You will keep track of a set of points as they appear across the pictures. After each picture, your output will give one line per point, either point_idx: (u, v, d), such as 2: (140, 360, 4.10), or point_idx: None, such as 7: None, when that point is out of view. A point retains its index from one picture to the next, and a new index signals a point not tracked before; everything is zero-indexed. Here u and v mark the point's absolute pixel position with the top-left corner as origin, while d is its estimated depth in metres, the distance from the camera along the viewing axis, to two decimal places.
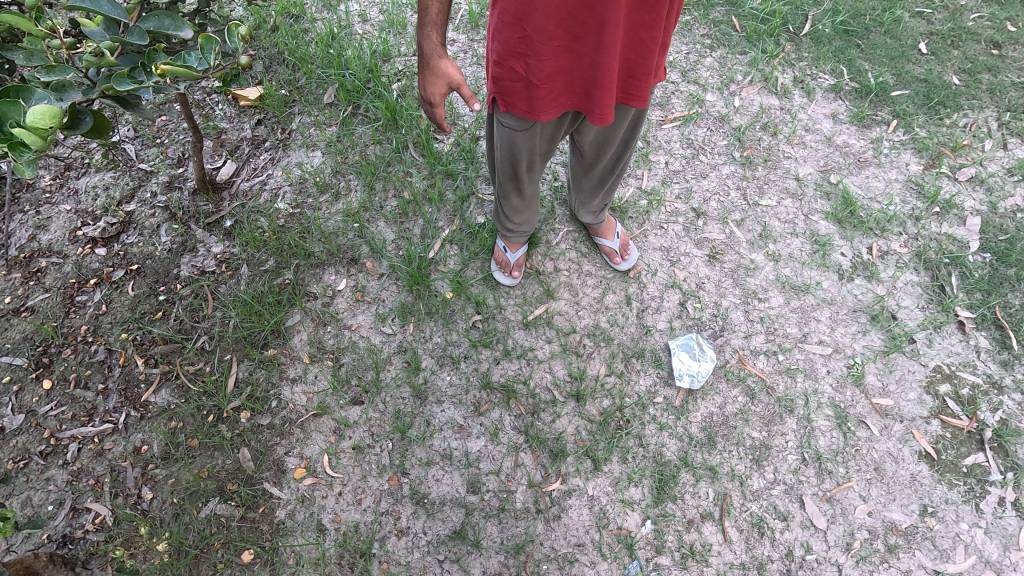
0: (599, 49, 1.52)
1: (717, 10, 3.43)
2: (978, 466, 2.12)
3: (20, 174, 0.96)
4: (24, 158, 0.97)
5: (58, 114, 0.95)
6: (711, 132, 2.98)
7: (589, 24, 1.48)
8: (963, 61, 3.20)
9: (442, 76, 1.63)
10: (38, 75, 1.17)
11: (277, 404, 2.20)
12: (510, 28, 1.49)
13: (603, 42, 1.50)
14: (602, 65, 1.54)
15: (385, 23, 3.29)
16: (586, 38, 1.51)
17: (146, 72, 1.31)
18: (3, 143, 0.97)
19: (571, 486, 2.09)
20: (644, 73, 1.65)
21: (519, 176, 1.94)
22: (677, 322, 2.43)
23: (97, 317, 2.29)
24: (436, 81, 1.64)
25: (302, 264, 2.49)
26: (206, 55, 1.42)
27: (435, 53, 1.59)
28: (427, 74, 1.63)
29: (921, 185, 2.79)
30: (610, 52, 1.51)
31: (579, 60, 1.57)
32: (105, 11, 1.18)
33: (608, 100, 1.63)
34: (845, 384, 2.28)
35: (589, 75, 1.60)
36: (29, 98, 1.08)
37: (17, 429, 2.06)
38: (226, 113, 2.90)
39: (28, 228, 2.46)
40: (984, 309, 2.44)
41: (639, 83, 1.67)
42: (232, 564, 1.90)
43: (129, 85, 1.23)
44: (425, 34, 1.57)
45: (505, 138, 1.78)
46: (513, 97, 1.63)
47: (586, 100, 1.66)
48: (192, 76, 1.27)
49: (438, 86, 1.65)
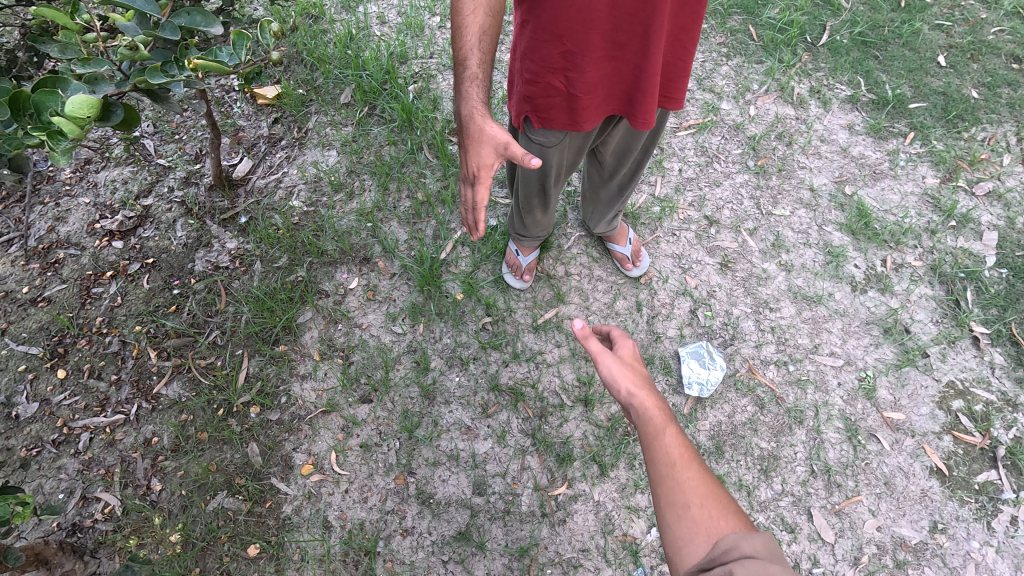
0: (643, 55, 1.55)
1: (734, 18, 3.42)
2: (990, 484, 2.10)
3: (55, 163, 0.96)
4: (59, 147, 0.97)
5: (95, 105, 0.99)
6: (725, 140, 2.98)
7: (631, 32, 1.51)
8: (982, 75, 3.17)
9: (489, 138, 1.49)
10: (73, 67, 1.18)
11: (287, 400, 2.21)
12: (548, 46, 1.51)
13: (648, 47, 1.53)
14: (647, 70, 1.57)
15: (402, 25, 3.31)
16: (628, 45, 1.54)
17: (178, 65, 1.32)
18: (42, 133, 0.98)
19: (577, 491, 2.09)
20: (683, 74, 1.68)
21: (546, 190, 1.95)
22: (687, 330, 2.42)
23: (112, 309, 2.32)
24: (483, 146, 1.49)
25: (315, 262, 2.51)
26: (237, 50, 1.41)
27: (479, 114, 1.50)
28: (472, 139, 1.51)
29: (937, 199, 2.77)
30: (654, 56, 1.54)
31: (620, 67, 1.59)
32: (139, 6, 1.18)
33: (651, 104, 1.65)
34: (856, 397, 2.26)
35: (631, 80, 1.62)
36: (65, 88, 1.08)
37: (30, 417, 2.09)
38: (244, 111, 2.94)
39: (47, 220, 2.50)
40: (1000, 325, 2.41)
41: (676, 85, 1.70)
42: (238, 558, 1.92)
43: (162, 78, 1.26)
44: (465, 96, 1.52)
45: (537, 154, 1.79)
46: (553, 112, 1.64)
47: (628, 107, 1.68)
48: (223, 70, 1.29)
49: (485, 152, 1.50)
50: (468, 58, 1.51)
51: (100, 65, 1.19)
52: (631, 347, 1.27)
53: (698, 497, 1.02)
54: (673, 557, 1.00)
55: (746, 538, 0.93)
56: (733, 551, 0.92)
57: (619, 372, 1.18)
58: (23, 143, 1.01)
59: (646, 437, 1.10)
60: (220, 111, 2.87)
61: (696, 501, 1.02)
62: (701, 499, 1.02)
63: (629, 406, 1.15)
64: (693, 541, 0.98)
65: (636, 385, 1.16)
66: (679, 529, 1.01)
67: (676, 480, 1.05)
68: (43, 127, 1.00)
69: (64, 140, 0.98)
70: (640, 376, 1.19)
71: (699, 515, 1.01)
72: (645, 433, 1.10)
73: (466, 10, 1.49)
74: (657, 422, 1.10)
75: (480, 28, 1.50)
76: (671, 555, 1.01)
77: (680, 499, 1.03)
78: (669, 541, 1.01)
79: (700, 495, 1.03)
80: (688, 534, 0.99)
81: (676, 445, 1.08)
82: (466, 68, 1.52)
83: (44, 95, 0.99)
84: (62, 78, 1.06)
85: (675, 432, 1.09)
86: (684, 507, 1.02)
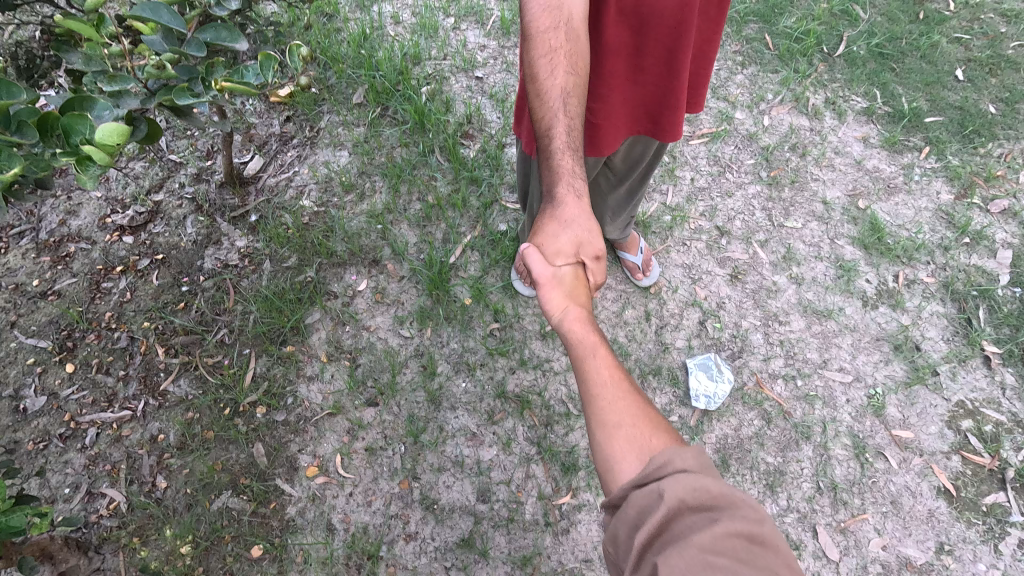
0: (668, 75, 1.64)
1: (750, 26, 3.39)
2: (998, 506, 2.08)
3: (83, 188, 0.95)
4: (89, 173, 0.96)
5: (127, 133, 0.94)
6: (738, 150, 2.96)
7: (655, 56, 1.59)
8: (1000, 90, 3.15)
9: (580, 231, 1.35)
10: (100, 84, 1.18)
11: (293, 401, 2.21)
12: None
13: (673, 67, 1.61)
14: (673, 89, 1.65)
15: (417, 25, 3.30)
16: (651, 68, 1.62)
17: (204, 84, 1.30)
18: (71, 159, 0.96)
19: (581, 501, 2.09)
20: (706, 81, 1.75)
21: None
22: (696, 341, 2.41)
23: (121, 305, 2.32)
24: (563, 231, 1.35)
25: (325, 263, 2.50)
26: (264, 71, 1.34)
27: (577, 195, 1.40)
28: (559, 222, 1.37)
29: (951, 215, 2.74)
30: (681, 75, 1.62)
31: (643, 89, 1.68)
32: (165, 21, 1.18)
33: (677, 120, 1.73)
34: (865, 415, 2.25)
35: (656, 98, 1.70)
36: (92, 108, 1.05)
37: (39, 411, 2.10)
38: (256, 109, 2.93)
39: (59, 213, 2.50)
40: (1012, 345, 2.39)
41: (697, 91, 1.78)
42: (242, 559, 1.92)
43: (188, 99, 1.25)
44: (554, 166, 1.43)
45: None
46: None
47: (651, 125, 1.76)
48: (249, 94, 1.23)
49: (569, 237, 1.34)
50: (554, 125, 1.46)
51: (126, 82, 1.19)
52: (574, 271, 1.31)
53: (630, 417, 1.00)
54: (605, 475, 0.98)
55: (679, 452, 0.90)
56: (667, 466, 0.88)
57: (557, 296, 1.24)
58: (50, 164, 1.02)
59: (578, 359, 1.11)
60: (233, 110, 2.87)
61: (630, 422, 1.00)
62: (634, 418, 1.00)
63: (560, 328, 1.19)
64: (623, 457, 0.96)
65: (572, 308, 1.21)
66: (611, 446, 0.98)
67: (606, 402, 1.03)
68: (71, 151, 0.98)
69: (92, 166, 0.97)
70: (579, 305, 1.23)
71: (632, 433, 0.98)
72: (571, 349, 1.14)
73: (543, 76, 1.47)
74: (589, 344, 1.13)
75: (564, 87, 1.46)
76: (603, 473, 0.98)
77: (612, 418, 1.01)
78: (600, 460, 0.99)
79: (633, 414, 1.01)
80: (620, 450, 0.97)
81: (606, 369, 1.08)
82: (554, 136, 1.45)
83: (75, 118, 0.98)
84: (91, 99, 1.03)
85: (605, 355, 1.10)
86: (617, 427, 0.99)
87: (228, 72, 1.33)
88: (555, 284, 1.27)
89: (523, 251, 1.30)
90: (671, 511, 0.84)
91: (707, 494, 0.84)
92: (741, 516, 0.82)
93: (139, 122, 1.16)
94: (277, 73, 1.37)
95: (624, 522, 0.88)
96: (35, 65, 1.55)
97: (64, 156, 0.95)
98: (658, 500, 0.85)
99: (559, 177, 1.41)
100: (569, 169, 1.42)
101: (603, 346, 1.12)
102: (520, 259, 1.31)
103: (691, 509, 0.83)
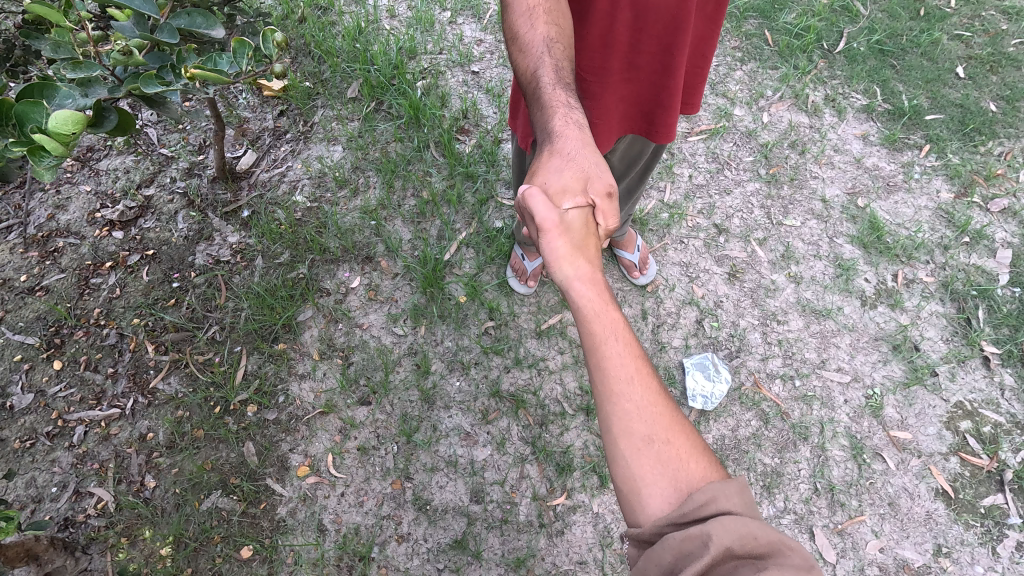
0: (664, 73, 1.60)
1: (749, 22, 3.36)
2: (996, 508, 2.06)
3: (39, 180, 0.92)
4: (44, 164, 0.92)
5: (83, 121, 0.91)
6: (737, 147, 2.93)
7: (650, 53, 1.55)
8: (1001, 88, 3.12)
9: (584, 168, 1.28)
10: (64, 71, 1.16)
11: (285, 399, 2.18)
12: None
13: (669, 65, 1.57)
14: (668, 88, 1.61)
15: (413, 19, 3.26)
16: (646, 66, 1.59)
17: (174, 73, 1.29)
18: (23, 148, 0.92)
19: (576, 502, 2.07)
20: (702, 82, 1.72)
21: None
22: (693, 340, 2.38)
23: (110, 301, 2.28)
24: (564, 168, 1.28)
25: (317, 260, 2.47)
26: (238, 59, 1.34)
27: (576, 132, 1.34)
28: (559, 157, 1.30)
29: (951, 214, 2.72)
30: (677, 73, 1.58)
31: (639, 88, 1.65)
32: (136, 6, 1.15)
33: (672, 121, 1.69)
34: (863, 415, 2.22)
35: (652, 98, 1.67)
36: (53, 96, 1.03)
37: (25, 408, 2.06)
38: (249, 103, 2.88)
39: (47, 207, 2.45)
40: (1011, 345, 2.37)
41: (693, 91, 1.75)
42: (231, 559, 1.89)
43: (157, 87, 1.20)
44: (547, 110, 1.39)
45: None
46: None
47: (647, 125, 1.73)
48: (223, 82, 1.21)
49: (572, 171, 1.28)
50: (540, 70, 1.44)
51: (91, 68, 1.18)
52: (578, 211, 1.24)
53: (661, 435, 0.97)
54: (630, 496, 0.95)
55: (723, 490, 0.90)
56: (710, 505, 0.88)
57: (561, 246, 1.18)
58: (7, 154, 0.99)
59: (595, 350, 1.04)
60: (225, 104, 2.83)
61: (660, 438, 0.97)
62: (665, 437, 0.98)
63: (570, 299, 1.11)
64: (654, 484, 0.94)
65: (580, 262, 1.15)
66: (640, 467, 0.95)
67: (636, 414, 0.99)
68: (26, 140, 0.94)
69: (47, 157, 0.93)
70: (586, 257, 1.17)
71: (662, 453, 0.96)
72: (587, 336, 1.06)
73: (526, 33, 1.47)
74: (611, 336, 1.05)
75: (547, 37, 1.45)
76: (629, 498, 0.96)
77: (641, 436, 0.97)
78: (627, 482, 0.96)
79: (665, 430, 0.98)
80: (652, 475, 0.94)
81: (633, 369, 1.02)
82: (542, 80, 1.43)
83: (28, 106, 0.94)
84: (50, 86, 1.03)
85: (630, 350, 1.04)
86: (645, 445, 0.97)
87: (200, 60, 1.31)
88: (560, 230, 1.19)
89: (523, 194, 1.22)
90: (716, 558, 0.82)
91: (754, 541, 0.84)
92: (790, 564, 0.82)
93: (108, 112, 1.09)
94: (251, 62, 1.36)
95: (658, 563, 0.86)
96: (11, 54, 1.51)
97: (17, 145, 0.91)
98: (703, 544, 0.83)
99: (555, 115, 1.37)
100: (563, 105, 1.39)
101: (628, 334, 1.05)
102: (521, 203, 1.22)
103: (736, 555, 0.83)
